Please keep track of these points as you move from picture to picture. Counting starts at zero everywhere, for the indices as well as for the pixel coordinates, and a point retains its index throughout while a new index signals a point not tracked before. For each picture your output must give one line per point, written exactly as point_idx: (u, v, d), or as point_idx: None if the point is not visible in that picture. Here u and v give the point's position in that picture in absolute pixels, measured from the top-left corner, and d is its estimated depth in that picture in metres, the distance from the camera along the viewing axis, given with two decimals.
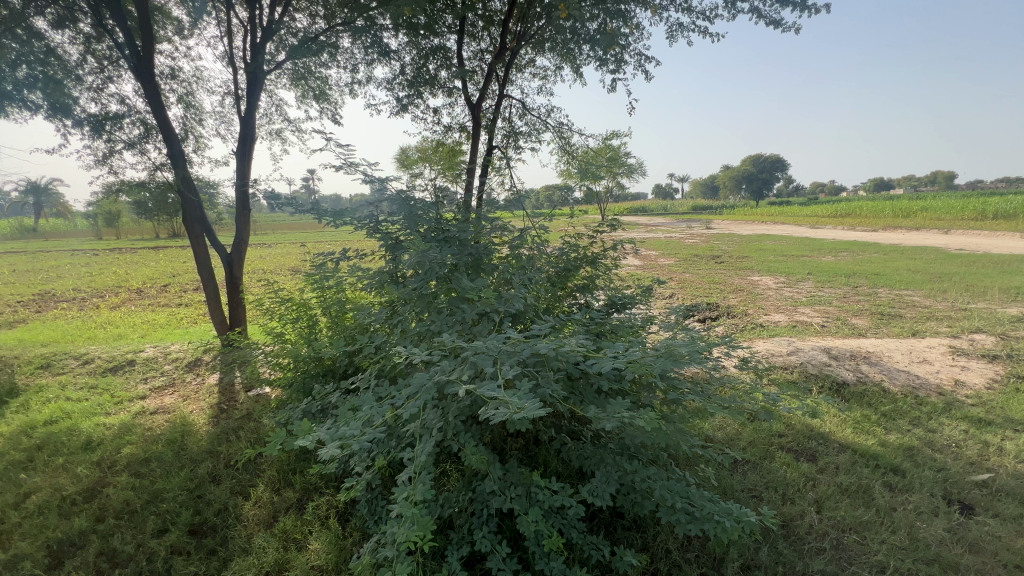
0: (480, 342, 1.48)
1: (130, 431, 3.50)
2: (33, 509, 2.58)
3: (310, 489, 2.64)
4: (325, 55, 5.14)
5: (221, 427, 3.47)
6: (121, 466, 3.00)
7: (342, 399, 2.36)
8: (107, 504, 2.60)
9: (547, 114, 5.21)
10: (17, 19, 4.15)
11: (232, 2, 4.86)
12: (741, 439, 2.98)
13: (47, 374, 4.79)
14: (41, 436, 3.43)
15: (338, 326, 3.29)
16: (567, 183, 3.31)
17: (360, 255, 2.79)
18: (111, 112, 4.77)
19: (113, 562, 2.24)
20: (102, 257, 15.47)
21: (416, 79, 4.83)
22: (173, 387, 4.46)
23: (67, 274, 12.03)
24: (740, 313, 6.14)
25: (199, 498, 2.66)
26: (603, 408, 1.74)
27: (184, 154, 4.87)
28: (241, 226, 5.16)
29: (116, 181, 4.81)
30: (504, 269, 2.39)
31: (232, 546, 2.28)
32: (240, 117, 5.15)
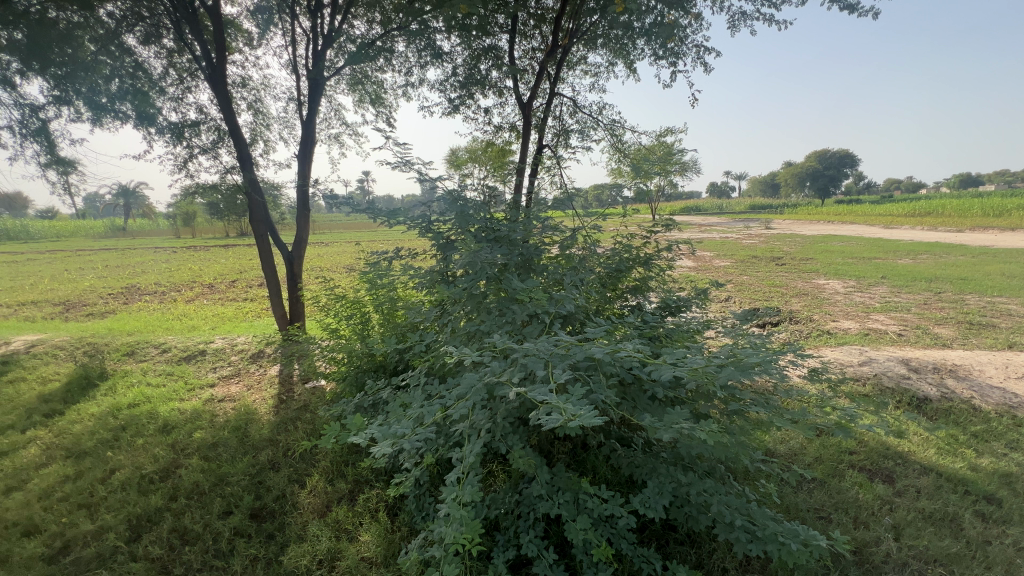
0: (531, 344, 1.44)
1: (201, 416, 3.76)
2: (117, 485, 2.83)
3: (361, 481, 2.72)
4: (381, 60, 5.32)
5: (281, 416, 3.66)
6: (192, 448, 3.23)
7: (392, 396, 2.40)
8: (180, 484, 2.80)
9: (600, 112, 5.10)
10: (111, 37, 4.60)
11: (297, 13, 5.11)
12: (807, 454, 2.78)
13: (132, 360, 5.25)
14: (125, 418, 3.76)
15: (389, 324, 3.38)
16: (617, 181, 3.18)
17: (411, 254, 2.83)
18: (190, 120, 5.16)
19: (184, 538, 2.39)
20: (179, 254, 16.86)
21: (468, 80, 4.87)
22: (238, 376, 4.76)
23: (150, 269, 13.21)
24: (804, 319, 5.75)
25: (260, 483, 2.80)
26: (657, 416, 1.66)
27: (252, 158, 5.17)
28: (301, 226, 5.42)
29: (193, 184, 5.16)
30: (555, 269, 2.34)
31: (289, 532, 2.37)
32: (302, 122, 5.40)
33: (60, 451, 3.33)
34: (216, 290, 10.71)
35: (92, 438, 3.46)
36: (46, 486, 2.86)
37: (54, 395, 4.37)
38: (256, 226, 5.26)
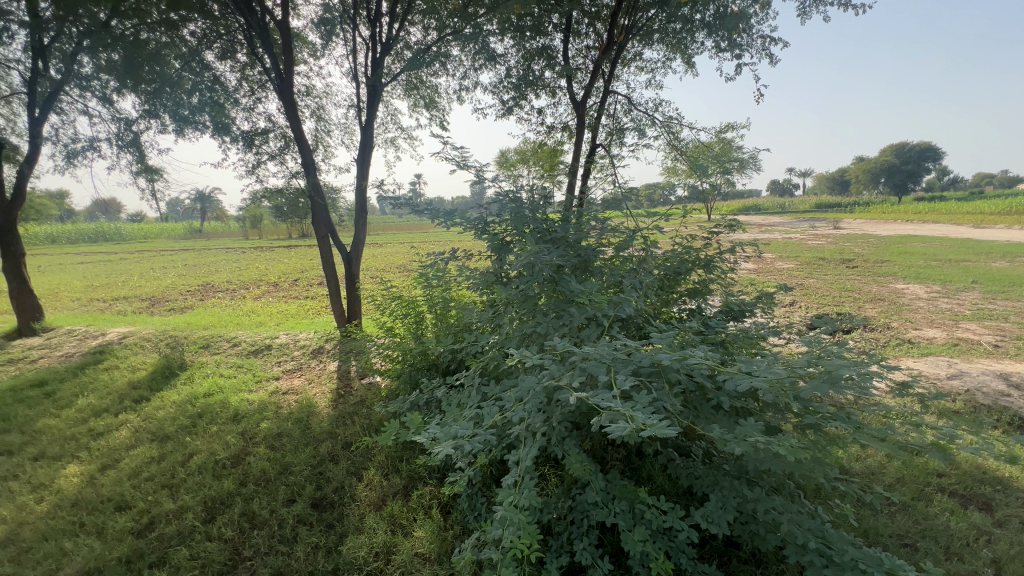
0: (591, 347, 1.40)
1: (267, 408, 3.98)
2: (194, 468, 3.05)
3: (415, 477, 2.78)
4: (436, 65, 5.44)
5: (340, 410, 3.81)
6: (259, 438, 3.42)
7: (447, 395, 2.43)
8: (249, 471, 2.98)
9: (655, 109, 4.95)
10: (192, 55, 5.07)
11: (357, 22, 5.30)
12: (887, 474, 2.55)
13: (207, 353, 5.67)
14: (201, 406, 4.06)
15: (443, 324, 3.43)
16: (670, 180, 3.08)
17: (466, 254, 2.84)
18: (260, 129, 5.50)
19: (252, 522, 2.54)
20: (248, 254, 18.06)
21: (522, 81, 4.87)
22: (301, 370, 5.01)
23: (223, 269, 14.24)
24: (881, 326, 5.31)
25: (320, 474, 2.92)
26: (723, 427, 1.57)
27: (315, 163, 5.43)
28: (359, 227, 5.62)
29: (261, 189, 5.51)
30: (612, 271, 2.27)
31: (348, 522, 2.45)
32: (361, 127, 5.61)
33: (146, 434, 3.65)
34: (280, 288, 11.37)
35: (173, 424, 3.76)
36: (135, 466, 3.14)
37: (142, 382, 4.79)
38: (318, 228, 5.51)
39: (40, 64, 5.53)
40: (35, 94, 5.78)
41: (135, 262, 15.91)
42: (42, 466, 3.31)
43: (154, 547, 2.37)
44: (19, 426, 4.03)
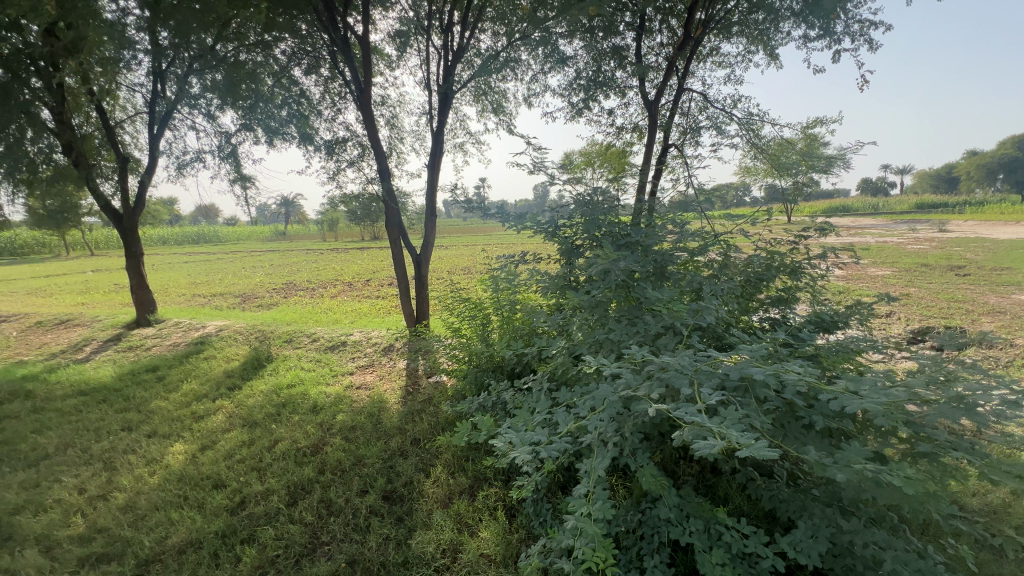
0: (672, 357, 1.34)
1: (342, 401, 4.22)
2: (280, 454, 3.30)
3: (480, 478, 2.81)
4: (505, 71, 5.52)
5: (409, 407, 3.96)
6: (335, 429, 3.63)
7: (514, 398, 2.43)
8: (327, 460, 3.16)
9: (734, 105, 4.69)
10: (283, 72, 5.61)
11: (431, 32, 5.50)
12: (1014, 514, 2.22)
13: (290, 347, 6.12)
14: (285, 397, 4.38)
15: (509, 327, 3.46)
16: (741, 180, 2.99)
17: (535, 258, 2.84)
18: (340, 138, 5.87)
19: (329, 509, 2.69)
20: (326, 256, 19.33)
21: (591, 83, 4.81)
22: (373, 366, 5.26)
23: (304, 269, 15.32)
24: (1002, 343, 4.65)
25: (390, 468, 3.04)
26: (817, 450, 1.44)
27: (389, 170, 5.70)
28: (429, 230, 5.81)
29: (339, 194, 5.88)
30: (691, 277, 2.16)
31: (416, 517, 2.52)
32: (433, 134, 5.81)
33: (239, 419, 4.00)
34: (354, 287, 12.05)
35: (261, 412, 4.09)
36: (229, 449, 3.45)
37: (235, 372, 5.27)
38: (391, 231, 5.76)
39: (159, 86, 6.29)
40: (154, 113, 6.59)
41: (230, 262, 17.59)
42: (154, 443, 3.73)
43: (245, 524, 2.58)
44: (137, 406, 4.57)
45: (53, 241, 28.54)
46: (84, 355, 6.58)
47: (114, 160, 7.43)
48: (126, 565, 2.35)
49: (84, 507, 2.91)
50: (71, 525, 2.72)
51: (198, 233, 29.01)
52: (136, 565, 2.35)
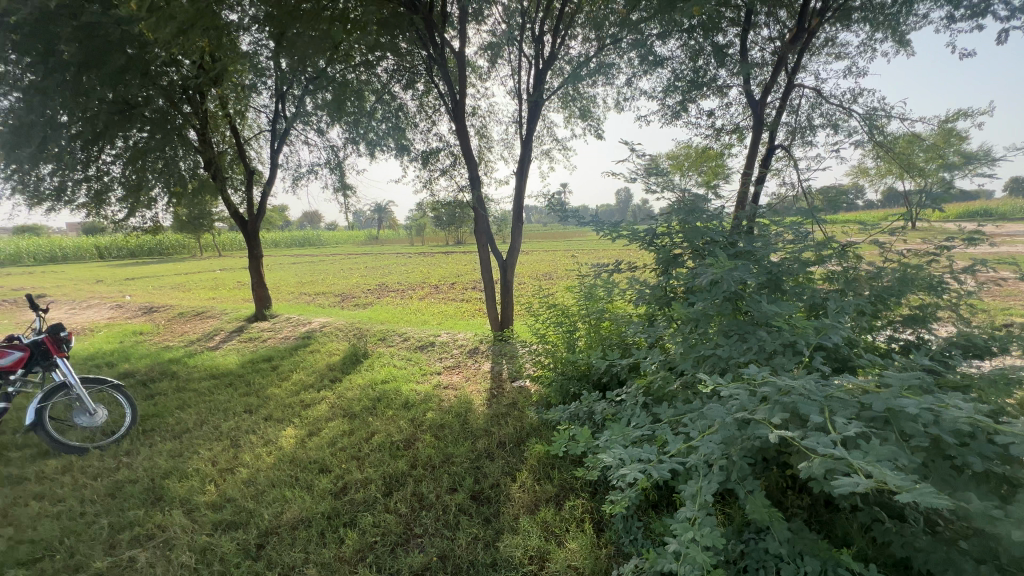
0: (798, 381, 1.24)
1: (432, 399, 4.42)
2: (376, 445, 3.52)
3: (567, 488, 2.79)
4: (596, 76, 5.49)
5: (494, 409, 4.04)
6: (426, 426, 3.80)
7: (606, 409, 2.39)
8: (418, 455, 3.32)
9: (852, 99, 4.25)
10: (384, 89, 6.10)
11: (523, 43, 5.64)
12: None
13: (384, 344, 6.53)
14: (381, 391, 4.68)
15: (598, 335, 3.41)
16: (853, 184, 2.64)
17: (628, 266, 2.77)
18: (434, 148, 6.19)
19: (421, 502, 2.82)
20: (414, 260, 20.41)
21: (688, 84, 4.63)
22: (459, 367, 5.44)
23: (394, 272, 16.31)
24: None
25: (478, 468, 3.12)
26: (974, 497, 1.24)
27: (479, 178, 5.90)
28: (516, 235, 5.89)
29: (433, 201, 6.19)
30: (809, 292, 1.97)
31: (504, 520, 2.56)
32: (522, 141, 5.92)
33: (340, 410, 4.34)
34: (441, 290, 12.57)
35: (359, 404, 4.40)
36: (332, 437, 3.75)
37: (336, 365, 5.73)
38: (479, 237, 5.93)
39: (281, 107, 7.07)
40: (276, 132, 7.43)
41: (331, 263, 19.26)
42: (271, 426, 4.17)
43: (347, 508, 2.79)
44: (257, 391, 5.14)
45: (191, 244, 33.14)
46: (215, 344, 7.54)
47: (243, 173, 8.47)
48: (250, 533, 2.63)
49: (217, 477, 3.32)
50: (207, 493, 3.11)
51: (304, 237, 32.09)
52: (257, 534, 2.63)
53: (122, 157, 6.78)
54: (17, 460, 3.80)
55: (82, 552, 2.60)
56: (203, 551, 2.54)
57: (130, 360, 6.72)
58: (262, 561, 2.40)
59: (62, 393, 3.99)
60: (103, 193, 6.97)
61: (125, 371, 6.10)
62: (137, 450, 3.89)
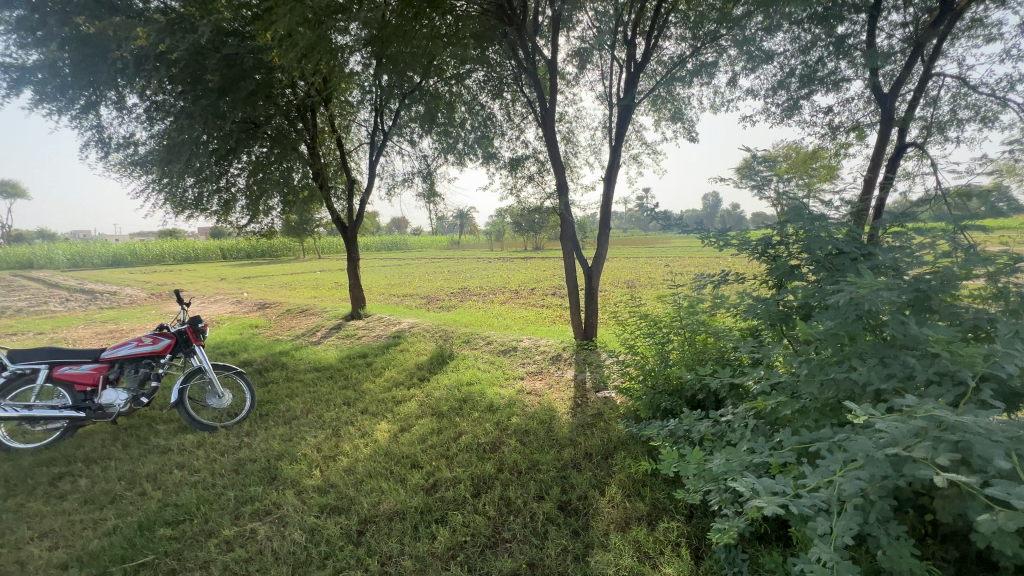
0: (971, 418, 1.07)
1: (515, 404, 4.46)
2: (464, 446, 3.62)
3: (659, 508, 2.67)
4: (693, 76, 5.25)
5: (579, 419, 3.98)
6: (510, 430, 3.84)
7: (709, 429, 2.24)
8: (505, 459, 3.35)
9: (1008, 86, 3.64)
10: (476, 100, 6.30)
11: (615, 46, 5.55)
12: None
13: (468, 347, 6.72)
14: (466, 393, 4.81)
15: (695, 349, 3.22)
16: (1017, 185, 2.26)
17: (735, 278, 2.59)
18: (521, 156, 6.27)
19: (509, 507, 2.83)
20: (494, 265, 20.85)
21: (801, 80, 4.26)
22: (541, 373, 5.43)
23: (476, 276, 16.75)
24: None
25: (564, 478, 3.08)
26: None
27: (566, 184, 5.87)
28: (603, 242, 5.77)
29: (519, 208, 6.28)
30: (969, 314, 1.70)
31: (593, 535, 2.50)
32: (611, 146, 5.81)
33: (429, 409, 4.53)
34: (521, 295, 12.67)
35: (446, 404, 4.56)
36: (422, 434, 3.92)
37: (424, 365, 6.00)
38: (565, 243, 5.89)
39: (381, 120, 7.59)
40: (375, 144, 7.98)
41: (417, 267, 20.25)
42: (366, 419, 4.45)
43: (438, 505, 2.88)
44: (353, 385, 5.53)
45: (295, 246, 36.63)
46: (317, 339, 8.23)
47: (345, 183, 9.19)
48: (351, 519, 2.81)
49: (321, 463, 3.60)
50: (314, 477, 3.39)
51: (393, 242, 34.23)
52: (358, 521, 2.80)
53: (247, 170, 7.66)
54: (163, 432, 4.42)
55: (213, 520, 2.94)
56: (311, 531, 2.76)
57: (248, 351, 7.55)
58: (363, 547, 2.56)
59: (199, 376, 4.57)
60: (231, 202, 7.92)
61: (244, 360, 6.86)
62: (255, 432, 4.34)
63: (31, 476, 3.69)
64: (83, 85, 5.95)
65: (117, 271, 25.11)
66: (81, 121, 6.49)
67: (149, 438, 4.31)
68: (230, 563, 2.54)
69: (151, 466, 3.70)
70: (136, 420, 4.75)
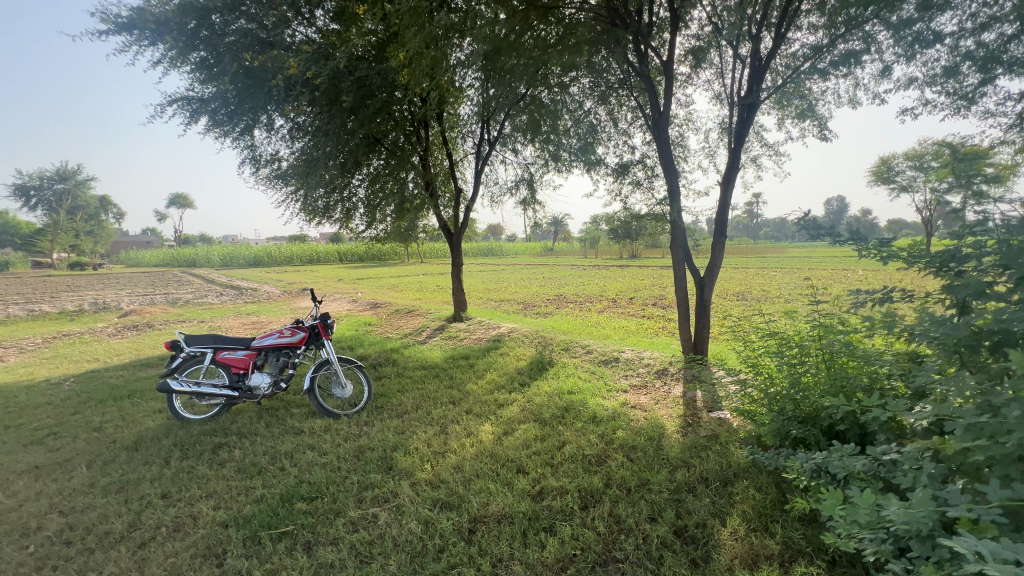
0: None
1: (619, 417, 4.31)
2: (568, 456, 3.58)
3: (794, 549, 2.39)
4: (831, 69, 4.73)
5: (691, 439, 3.73)
6: (616, 444, 3.71)
7: (864, 468, 1.96)
8: (612, 474, 3.24)
9: None
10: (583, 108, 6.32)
11: (738, 42, 5.20)
12: None
13: (567, 355, 6.67)
14: (568, 402, 4.76)
15: (836, 373, 2.86)
16: None
17: (900, 297, 2.24)
18: (628, 161, 6.11)
19: (619, 525, 2.73)
20: (590, 273, 20.58)
21: (980, 63, 3.60)
22: (646, 387, 5.20)
23: (571, 284, 16.68)
24: None
25: (678, 501, 2.90)
26: None
27: (678, 190, 5.58)
28: (718, 251, 5.39)
29: (626, 214, 6.11)
30: None
31: (716, 568, 2.30)
32: (730, 151, 5.42)
33: (531, 414, 4.56)
34: (620, 304, 12.33)
35: (548, 411, 4.54)
36: (526, 439, 3.94)
37: (524, 370, 6.06)
38: (675, 252, 5.60)
39: (488, 131, 7.89)
40: (480, 153, 8.30)
41: (513, 273, 20.66)
42: (471, 419, 4.59)
43: (546, 513, 2.87)
44: (458, 385, 5.75)
45: (400, 252, 39.38)
46: (423, 339, 8.73)
47: (452, 192, 9.68)
48: (462, 516, 2.91)
49: (431, 458, 3.78)
50: (425, 471, 3.57)
51: (490, 249, 35.55)
52: (468, 519, 2.88)
53: (367, 181, 8.40)
54: (297, 415, 4.96)
55: (340, 500, 3.22)
56: (426, 523, 2.90)
57: (363, 347, 8.23)
58: (474, 546, 2.63)
59: (327, 368, 5.05)
60: (354, 210, 8.73)
61: (361, 355, 7.48)
62: (373, 422, 4.70)
63: (198, 443, 4.36)
64: (245, 111, 6.95)
65: (258, 271, 28.93)
66: (241, 142, 7.59)
67: (286, 420, 4.86)
68: (355, 543, 2.75)
69: (288, 445, 4.16)
70: (276, 403, 5.40)
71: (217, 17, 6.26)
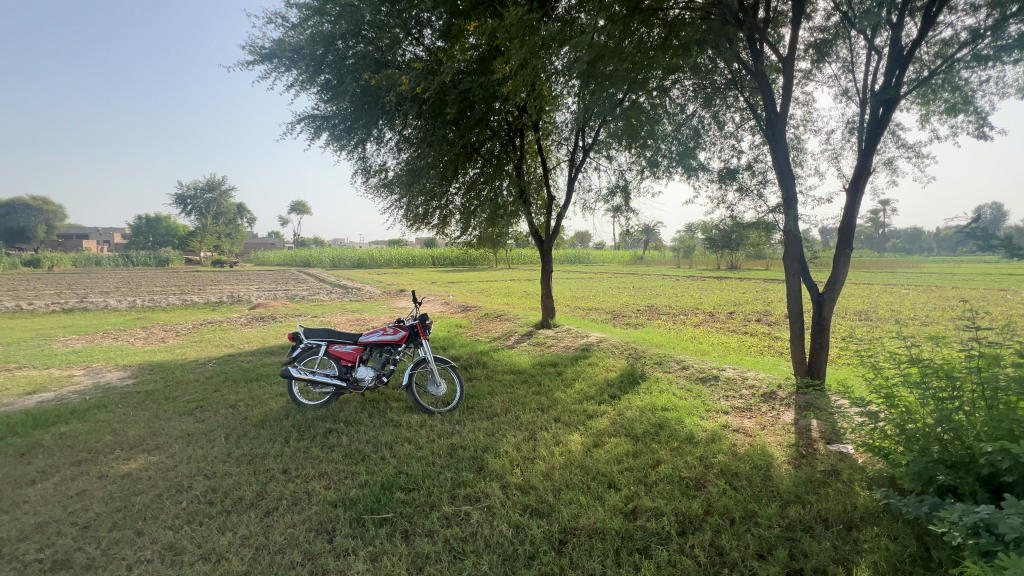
0: None
1: (719, 440, 4.01)
2: (662, 476, 3.40)
3: None
4: (996, 53, 4.04)
5: (805, 472, 3.36)
6: (717, 469, 3.46)
7: None
8: (712, 501, 3.02)
9: None
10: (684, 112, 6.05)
11: (873, 31, 4.64)
12: None
13: (660, 369, 6.37)
14: (662, 419, 4.54)
15: (1001, 414, 2.41)
16: None
17: None
18: (734, 166, 5.73)
19: (721, 558, 2.53)
20: (684, 283, 19.56)
21: None
22: (751, 411, 4.78)
23: (663, 295, 16.01)
24: None
25: (792, 540, 2.62)
26: None
27: (794, 197, 5.09)
28: (841, 264, 4.82)
29: (731, 222, 5.72)
30: None
31: None
32: (859, 152, 4.84)
33: (622, 428, 4.42)
34: (718, 319, 11.54)
35: (641, 427, 4.36)
36: (617, 454, 3.81)
37: (614, 382, 5.90)
38: (789, 264, 5.11)
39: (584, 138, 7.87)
40: (575, 160, 8.28)
41: (600, 282, 20.34)
42: (560, 428, 4.55)
43: (640, 534, 2.75)
44: (546, 393, 5.75)
45: (490, 258, 40.61)
46: (512, 343, 8.87)
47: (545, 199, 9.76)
48: (553, 526, 2.89)
49: (521, 463, 3.81)
50: (515, 475, 3.60)
51: (577, 256, 35.43)
52: (559, 529, 2.86)
53: (464, 189, 8.79)
54: (395, 409, 5.28)
55: (436, 494, 3.37)
56: (516, 527, 2.93)
57: (455, 348, 8.57)
58: (566, 558, 2.59)
59: (424, 366, 5.32)
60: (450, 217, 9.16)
61: (453, 356, 7.80)
62: (464, 422, 4.85)
63: (312, 427, 4.81)
64: (360, 126, 7.62)
65: (362, 271, 31.54)
66: (355, 154, 8.32)
67: (386, 412, 5.20)
68: (450, 538, 2.85)
69: (388, 437, 4.44)
70: (376, 396, 5.79)
71: (340, 42, 6.93)
